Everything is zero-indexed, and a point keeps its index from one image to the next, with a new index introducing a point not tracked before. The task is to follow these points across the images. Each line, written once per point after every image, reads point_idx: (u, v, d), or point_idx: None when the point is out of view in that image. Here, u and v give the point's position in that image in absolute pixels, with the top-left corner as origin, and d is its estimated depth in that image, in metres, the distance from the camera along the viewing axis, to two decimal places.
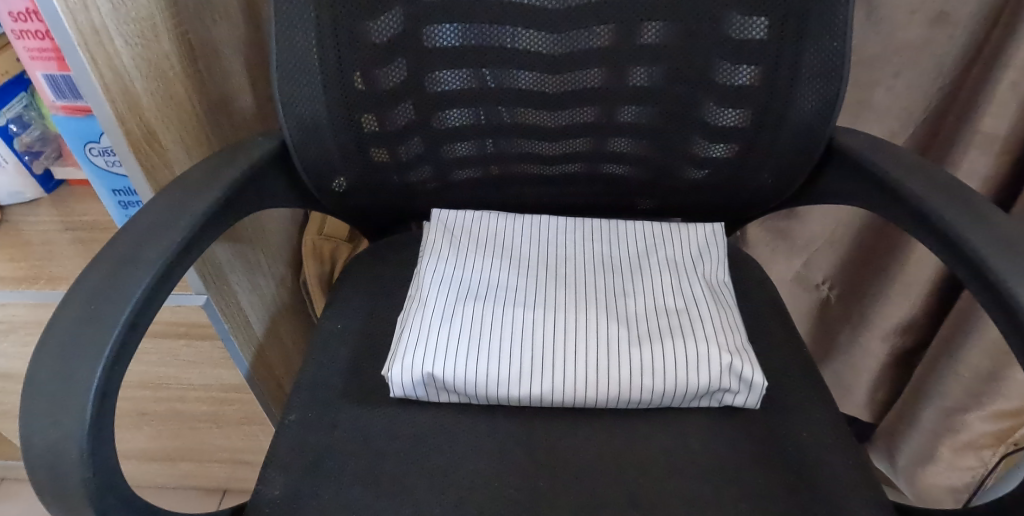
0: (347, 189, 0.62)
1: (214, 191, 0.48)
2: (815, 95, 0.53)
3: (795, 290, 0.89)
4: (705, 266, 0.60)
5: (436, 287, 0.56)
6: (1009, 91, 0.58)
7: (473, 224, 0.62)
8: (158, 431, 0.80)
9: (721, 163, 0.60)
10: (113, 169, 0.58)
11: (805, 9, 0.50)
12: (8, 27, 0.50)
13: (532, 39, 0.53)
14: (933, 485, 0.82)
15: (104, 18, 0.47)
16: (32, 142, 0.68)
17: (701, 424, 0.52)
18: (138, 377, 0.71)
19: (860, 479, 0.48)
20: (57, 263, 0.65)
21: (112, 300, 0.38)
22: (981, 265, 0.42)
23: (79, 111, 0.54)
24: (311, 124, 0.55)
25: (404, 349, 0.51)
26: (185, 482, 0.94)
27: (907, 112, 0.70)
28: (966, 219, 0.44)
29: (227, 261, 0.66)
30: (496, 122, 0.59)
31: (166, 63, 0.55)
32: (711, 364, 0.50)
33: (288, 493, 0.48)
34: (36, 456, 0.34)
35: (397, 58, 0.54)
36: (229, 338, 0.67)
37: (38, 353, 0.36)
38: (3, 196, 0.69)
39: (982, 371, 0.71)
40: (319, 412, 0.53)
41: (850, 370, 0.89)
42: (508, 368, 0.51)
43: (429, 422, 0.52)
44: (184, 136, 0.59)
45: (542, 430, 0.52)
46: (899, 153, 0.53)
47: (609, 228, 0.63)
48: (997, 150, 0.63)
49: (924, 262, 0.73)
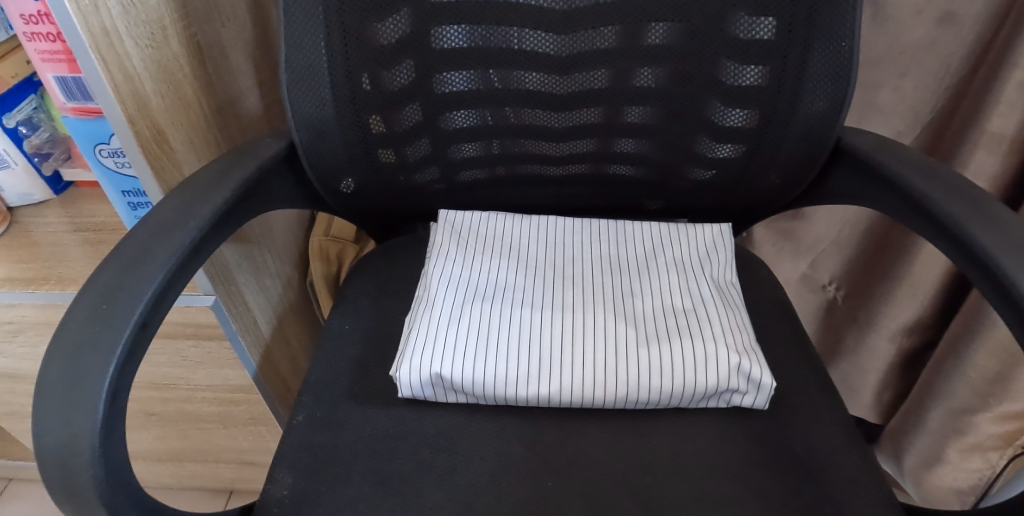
0: (355, 190, 0.62)
1: (223, 192, 0.48)
2: (822, 94, 0.53)
3: (800, 290, 0.89)
4: (712, 266, 0.60)
5: (443, 288, 0.56)
6: (1016, 91, 0.58)
7: (480, 225, 0.62)
8: (165, 431, 0.81)
9: (727, 163, 0.60)
10: (122, 170, 0.58)
11: (812, 9, 0.50)
12: (20, 29, 0.50)
13: (539, 41, 0.53)
14: (940, 486, 0.82)
15: (114, 20, 0.48)
16: (41, 144, 0.68)
17: (707, 424, 0.52)
18: (146, 378, 0.71)
19: (868, 479, 0.48)
20: (66, 263, 0.65)
21: (124, 300, 0.39)
22: (990, 264, 0.42)
23: (88, 113, 0.54)
24: (319, 125, 0.55)
25: (411, 349, 0.51)
26: (192, 483, 0.94)
27: (914, 112, 0.70)
28: (975, 218, 0.44)
29: (235, 262, 0.66)
30: (502, 122, 0.59)
31: (174, 65, 0.56)
32: (719, 365, 0.50)
33: (296, 492, 0.48)
34: (48, 455, 0.34)
35: (404, 59, 0.54)
36: (236, 338, 0.67)
37: (51, 352, 0.36)
38: (13, 197, 0.70)
39: (989, 372, 0.71)
40: (327, 412, 0.53)
41: (856, 370, 0.89)
42: (516, 369, 0.51)
43: (436, 422, 0.52)
44: (193, 137, 0.59)
45: (549, 430, 0.52)
46: (906, 152, 0.53)
47: (616, 229, 0.63)
48: (1004, 149, 0.63)
49: (931, 262, 0.73)
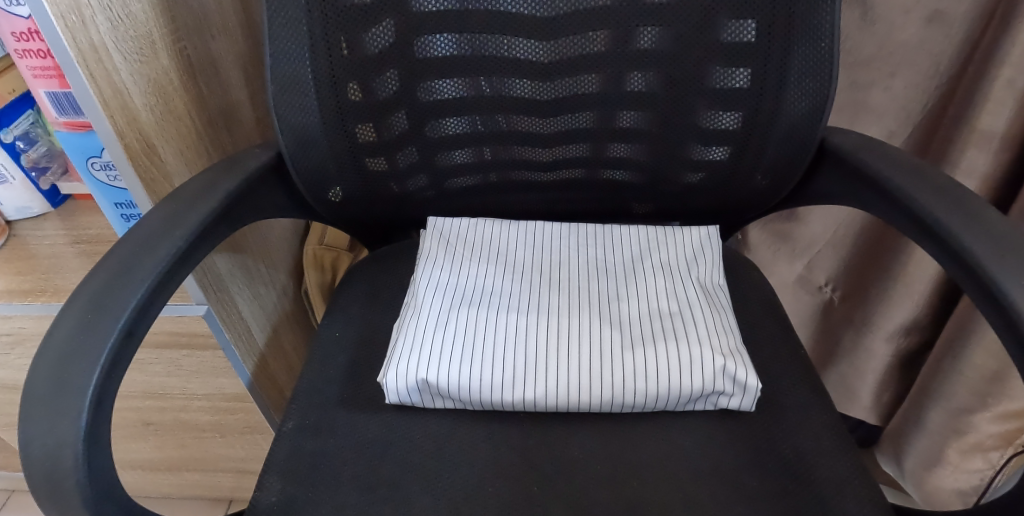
0: (344, 199, 0.63)
1: (212, 201, 0.49)
2: (805, 95, 0.54)
3: (796, 291, 0.89)
4: (700, 269, 0.60)
5: (430, 294, 0.57)
6: (1005, 88, 0.58)
7: (469, 231, 0.63)
8: (162, 440, 0.81)
9: (717, 166, 0.60)
10: (115, 183, 0.59)
11: (794, 12, 0.50)
12: (12, 46, 0.52)
13: (525, 48, 0.54)
14: (941, 488, 0.81)
15: (103, 36, 0.49)
16: (38, 158, 0.69)
17: (695, 426, 0.52)
18: (143, 388, 0.72)
19: (857, 479, 0.48)
20: (62, 275, 0.66)
21: (109, 308, 0.39)
22: (974, 262, 0.41)
23: (80, 127, 0.55)
24: (307, 136, 0.56)
25: (399, 356, 0.52)
26: (192, 492, 0.95)
27: (906, 111, 0.70)
28: (957, 217, 0.44)
29: (229, 272, 0.67)
30: (492, 130, 0.60)
31: (164, 79, 0.56)
32: (705, 367, 0.50)
33: (284, 499, 0.48)
34: (34, 461, 0.35)
35: (390, 69, 0.54)
36: (229, 347, 0.68)
37: (37, 361, 0.37)
38: (12, 211, 0.71)
39: (987, 371, 0.70)
40: (316, 419, 0.54)
41: (855, 371, 0.88)
42: (502, 373, 0.51)
43: (425, 426, 0.53)
44: (184, 149, 0.60)
45: (537, 434, 0.52)
46: (890, 152, 0.53)
47: (604, 232, 0.63)
48: (996, 147, 0.62)
49: (924, 263, 0.72)
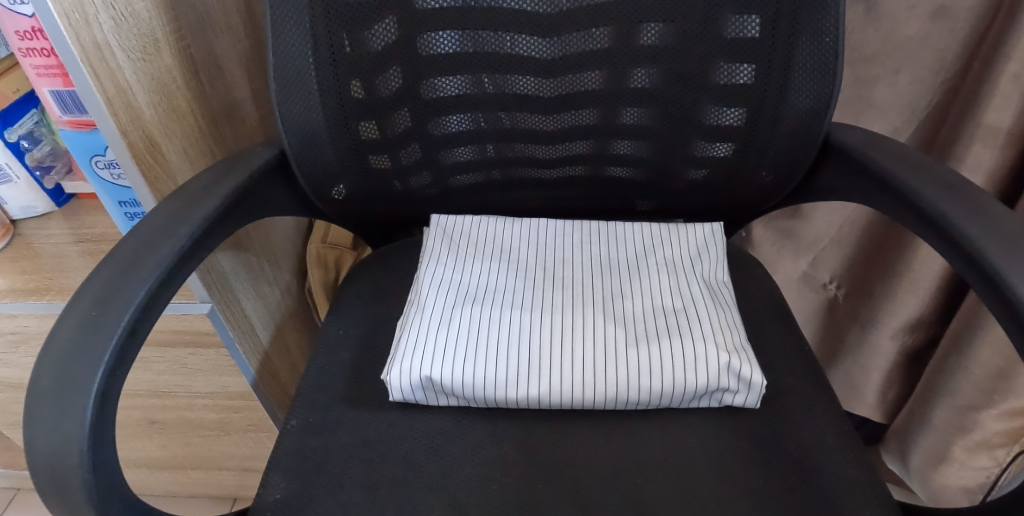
0: (347, 197, 0.63)
1: (215, 199, 0.49)
2: (810, 91, 0.53)
3: (801, 289, 0.88)
4: (703, 266, 0.59)
5: (434, 292, 0.57)
6: (1011, 83, 0.58)
7: (473, 229, 0.63)
8: (167, 438, 0.81)
9: (721, 162, 0.60)
10: (119, 182, 0.59)
11: (798, 7, 0.50)
12: (17, 45, 0.52)
13: (528, 45, 0.54)
14: (947, 486, 0.81)
15: (106, 34, 0.49)
16: (43, 157, 0.69)
17: (699, 423, 0.52)
18: (148, 386, 0.72)
19: (862, 477, 0.48)
20: (67, 274, 0.66)
21: (112, 307, 0.39)
22: (980, 258, 0.41)
23: (83, 126, 0.56)
24: (310, 134, 0.56)
25: (402, 354, 0.52)
26: (197, 490, 0.95)
27: (910, 107, 0.69)
28: (963, 212, 0.44)
29: (232, 269, 0.67)
30: (495, 127, 0.60)
31: (168, 77, 0.56)
32: (709, 363, 0.50)
33: (288, 496, 0.48)
34: (39, 460, 0.35)
35: (392, 66, 0.54)
36: (233, 346, 0.68)
37: (42, 360, 0.37)
38: (16, 210, 0.71)
39: (993, 368, 0.70)
40: (319, 417, 0.54)
41: (860, 369, 0.88)
42: (505, 370, 0.51)
43: (428, 424, 0.53)
44: (187, 147, 0.60)
45: (540, 431, 0.52)
46: (895, 147, 0.52)
47: (608, 230, 0.63)
48: (1001, 142, 0.62)
49: (930, 259, 0.72)
